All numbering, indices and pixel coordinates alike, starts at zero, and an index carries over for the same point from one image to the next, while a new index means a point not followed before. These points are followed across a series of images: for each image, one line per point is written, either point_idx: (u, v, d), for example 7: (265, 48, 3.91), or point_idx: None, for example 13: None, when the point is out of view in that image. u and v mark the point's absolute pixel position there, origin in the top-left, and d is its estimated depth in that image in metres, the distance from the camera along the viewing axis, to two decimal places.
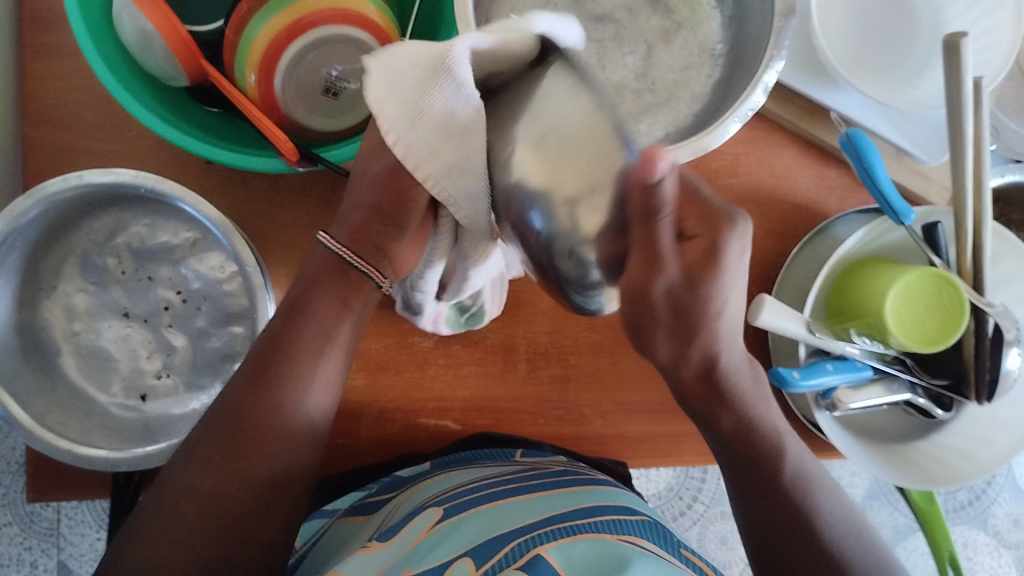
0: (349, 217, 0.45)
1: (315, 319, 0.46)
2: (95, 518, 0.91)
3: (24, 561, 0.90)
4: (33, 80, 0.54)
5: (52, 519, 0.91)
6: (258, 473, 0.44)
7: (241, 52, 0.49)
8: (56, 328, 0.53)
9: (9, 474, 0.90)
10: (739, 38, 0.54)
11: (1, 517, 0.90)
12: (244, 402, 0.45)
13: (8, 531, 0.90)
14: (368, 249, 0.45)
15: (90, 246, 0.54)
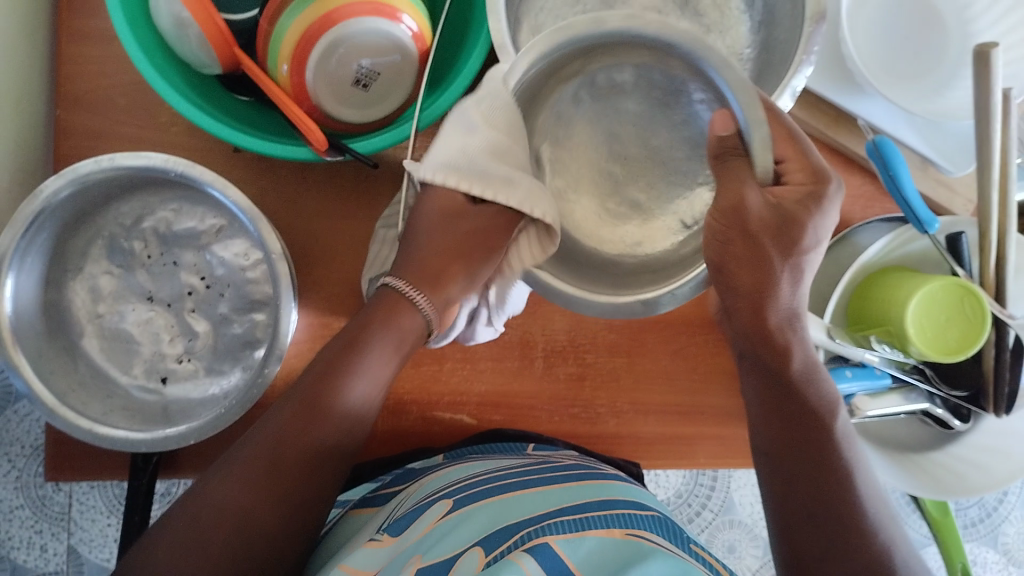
0: (409, 256, 0.48)
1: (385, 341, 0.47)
2: (106, 504, 0.92)
3: (35, 544, 0.91)
4: (66, 64, 0.54)
5: (64, 504, 0.91)
6: (314, 456, 0.44)
7: (273, 43, 0.49)
8: (81, 309, 0.54)
9: (22, 457, 0.90)
10: (769, 43, 0.54)
11: (13, 499, 0.91)
12: (315, 393, 0.45)
13: (20, 514, 0.91)
14: (435, 282, 0.47)
15: (118, 230, 0.54)
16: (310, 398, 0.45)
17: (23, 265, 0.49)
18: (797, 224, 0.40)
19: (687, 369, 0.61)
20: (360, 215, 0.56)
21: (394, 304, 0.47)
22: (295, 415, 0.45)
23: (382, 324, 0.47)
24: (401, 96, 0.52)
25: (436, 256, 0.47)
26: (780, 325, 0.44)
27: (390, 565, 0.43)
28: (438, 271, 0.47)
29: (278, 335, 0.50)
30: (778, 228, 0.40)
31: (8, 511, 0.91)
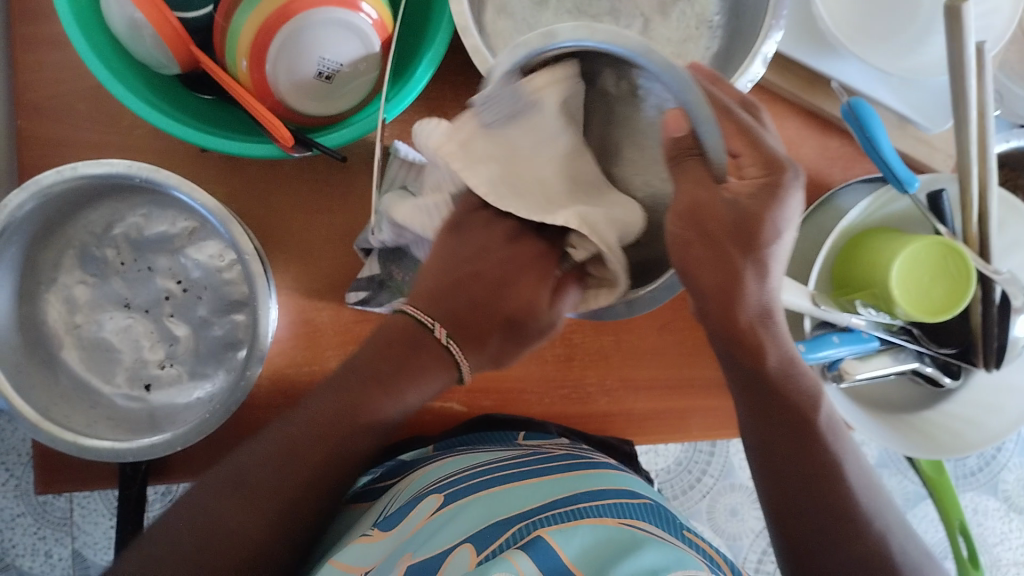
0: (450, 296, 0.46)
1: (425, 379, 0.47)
2: (107, 506, 0.92)
3: (39, 551, 0.91)
4: (23, 72, 0.53)
5: (65, 509, 0.92)
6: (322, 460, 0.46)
7: (231, 40, 0.48)
8: (58, 321, 0.53)
9: (20, 465, 0.90)
10: (739, 9, 0.53)
11: (14, 507, 0.91)
12: (334, 410, 0.47)
13: (21, 522, 0.91)
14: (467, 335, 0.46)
15: (89, 238, 0.54)
16: (336, 418, 0.47)
17: None
18: (754, 221, 0.39)
19: (674, 343, 0.60)
20: (335, 209, 0.56)
21: (436, 354, 0.46)
22: (313, 432, 0.46)
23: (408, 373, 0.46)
24: (367, 86, 0.51)
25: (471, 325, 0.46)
26: (749, 316, 0.42)
27: (383, 562, 0.44)
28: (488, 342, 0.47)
29: (257, 336, 0.49)
30: (737, 232, 0.39)
31: (10, 520, 0.91)
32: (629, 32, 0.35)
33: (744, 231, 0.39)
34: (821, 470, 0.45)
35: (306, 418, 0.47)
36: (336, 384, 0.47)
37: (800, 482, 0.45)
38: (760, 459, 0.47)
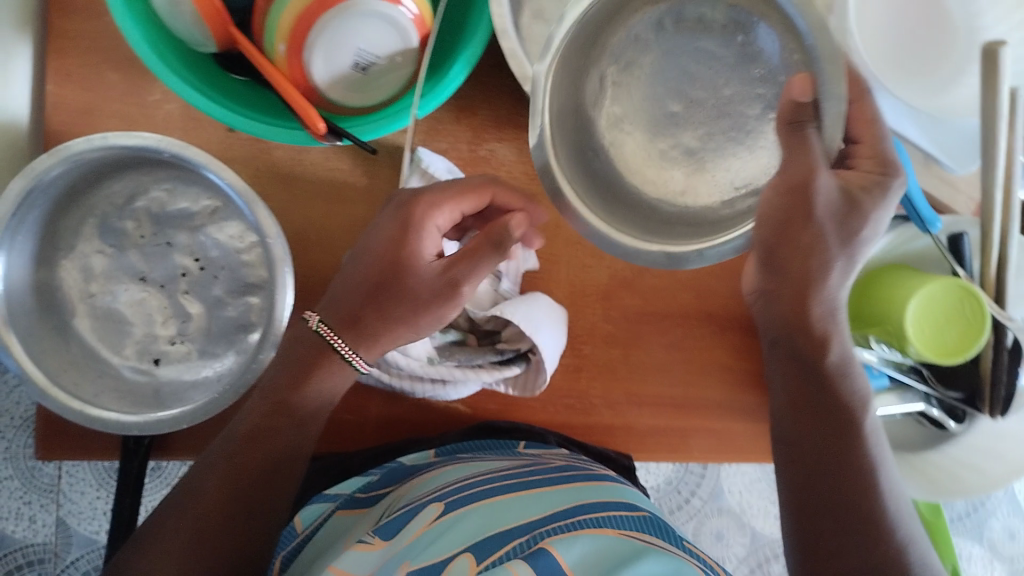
0: (343, 298, 0.47)
1: (319, 374, 0.47)
2: (96, 477, 0.92)
3: (24, 515, 0.91)
4: (57, 36, 0.53)
5: (53, 476, 0.92)
6: (259, 475, 0.46)
7: (271, 21, 0.48)
8: (72, 288, 0.53)
9: (11, 429, 0.90)
10: None
11: (3, 470, 0.90)
12: (256, 424, 0.46)
13: (9, 485, 0.91)
14: (358, 329, 0.47)
15: (110, 208, 0.53)
16: (261, 437, 0.46)
17: (13, 243, 0.48)
18: (859, 212, 0.43)
19: (683, 361, 0.60)
20: (357, 202, 0.56)
21: (320, 346, 0.47)
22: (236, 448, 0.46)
23: (319, 368, 0.47)
24: (401, 80, 0.51)
25: (356, 304, 0.47)
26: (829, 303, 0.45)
27: (383, 568, 0.43)
28: (366, 300, 0.46)
29: (272, 320, 0.49)
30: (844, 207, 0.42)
31: None
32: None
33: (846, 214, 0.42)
34: (845, 485, 0.46)
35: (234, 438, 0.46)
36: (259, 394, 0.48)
37: (816, 501, 0.47)
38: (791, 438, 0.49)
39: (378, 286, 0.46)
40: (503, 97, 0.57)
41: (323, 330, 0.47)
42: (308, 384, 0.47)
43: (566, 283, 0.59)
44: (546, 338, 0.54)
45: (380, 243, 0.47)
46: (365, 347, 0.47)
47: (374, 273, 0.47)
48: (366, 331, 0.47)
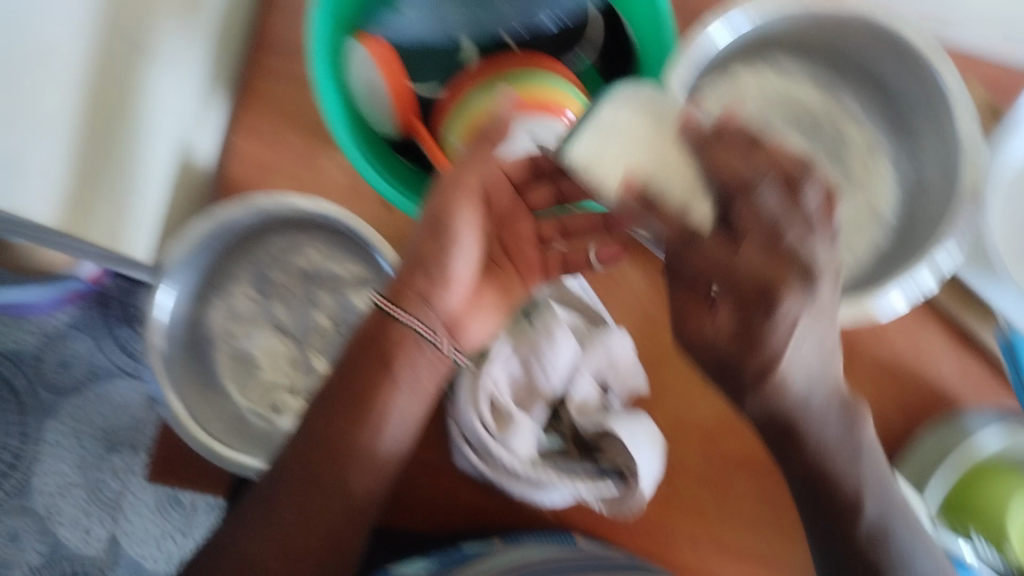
0: (399, 277, 0.48)
1: (368, 365, 0.48)
2: (155, 501, 1.03)
3: (80, 524, 1.02)
4: (253, 97, 0.57)
5: (115, 492, 1.03)
6: (320, 485, 0.47)
7: (454, 119, 0.52)
8: (217, 326, 0.57)
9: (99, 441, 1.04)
10: (914, 212, 0.56)
11: (72, 477, 1.03)
12: (294, 458, 0.48)
13: (74, 492, 1.02)
14: (410, 295, 0.47)
15: (266, 258, 0.57)
16: (301, 477, 0.48)
17: (180, 276, 0.52)
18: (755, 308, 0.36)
19: (772, 514, 0.60)
20: None
21: (383, 321, 0.48)
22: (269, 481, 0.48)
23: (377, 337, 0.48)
24: None
25: (416, 247, 0.48)
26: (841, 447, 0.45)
27: None
28: (409, 284, 0.47)
29: None
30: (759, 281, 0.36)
31: (65, 486, 1.02)
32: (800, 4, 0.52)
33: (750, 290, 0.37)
34: None
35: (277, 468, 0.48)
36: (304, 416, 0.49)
37: None
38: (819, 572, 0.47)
39: (429, 234, 0.47)
40: None
41: (384, 303, 0.48)
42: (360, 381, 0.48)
43: (670, 411, 0.61)
44: (647, 462, 0.55)
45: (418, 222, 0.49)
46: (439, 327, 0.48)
47: (424, 246, 0.47)
48: (415, 284, 0.47)
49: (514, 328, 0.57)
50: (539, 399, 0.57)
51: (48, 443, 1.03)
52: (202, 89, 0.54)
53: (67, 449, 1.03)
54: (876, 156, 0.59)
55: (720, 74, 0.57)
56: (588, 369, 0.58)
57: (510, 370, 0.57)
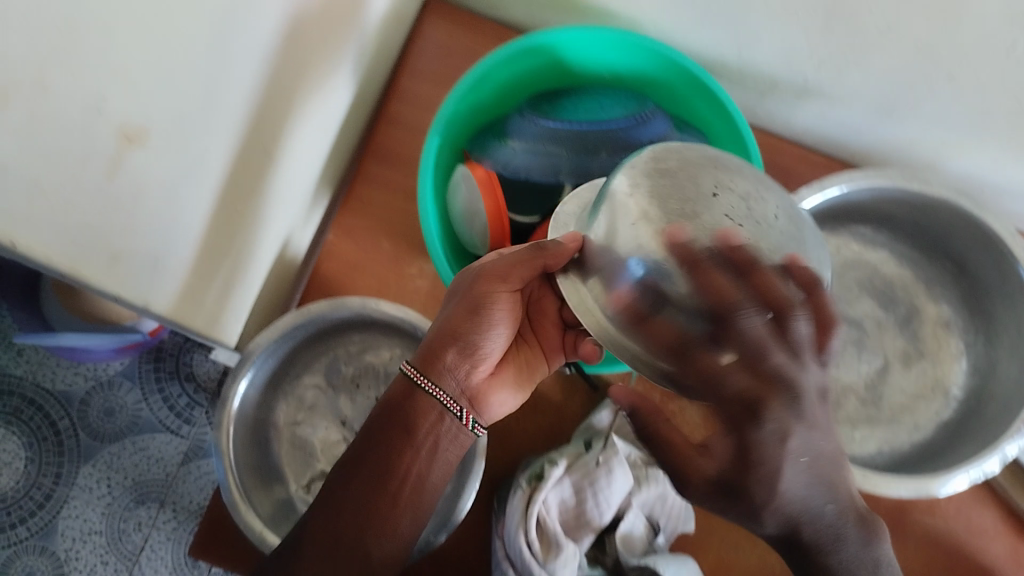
0: (428, 345, 0.46)
1: (404, 428, 0.44)
2: (173, 560, 0.95)
3: (94, 574, 0.93)
4: (353, 199, 0.61)
5: (136, 545, 0.95)
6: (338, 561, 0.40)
7: None
8: (283, 412, 0.58)
9: (120, 488, 0.96)
10: (980, 393, 0.59)
11: (94, 524, 0.94)
12: (314, 534, 0.41)
13: (94, 540, 0.94)
14: (439, 367, 0.45)
15: (342, 354, 0.60)
16: (316, 553, 0.41)
17: (263, 363, 0.54)
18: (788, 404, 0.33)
19: None
20: (550, 414, 0.60)
21: (406, 388, 0.45)
22: (283, 553, 0.41)
23: (404, 406, 0.44)
24: None
25: (444, 324, 0.46)
26: None
27: None
28: (437, 353, 0.45)
29: (454, 511, 0.52)
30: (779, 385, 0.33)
31: (86, 534, 0.94)
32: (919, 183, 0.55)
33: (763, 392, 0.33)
34: None
35: (288, 545, 0.41)
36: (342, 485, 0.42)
37: None
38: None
39: (467, 307, 0.46)
40: None
41: (412, 372, 0.45)
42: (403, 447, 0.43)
43: (714, 556, 0.60)
44: None
45: (466, 275, 0.48)
46: (462, 399, 0.46)
47: (455, 320, 0.46)
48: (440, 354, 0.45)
49: (572, 455, 0.57)
50: (588, 530, 0.55)
51: (79, 488, 0.95)
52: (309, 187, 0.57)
53: (96, 496, 0.95)
54: (946, 331, 0.62)
55: None
56: (639, 504, 0.57)
57: (562, 494, 0.56)
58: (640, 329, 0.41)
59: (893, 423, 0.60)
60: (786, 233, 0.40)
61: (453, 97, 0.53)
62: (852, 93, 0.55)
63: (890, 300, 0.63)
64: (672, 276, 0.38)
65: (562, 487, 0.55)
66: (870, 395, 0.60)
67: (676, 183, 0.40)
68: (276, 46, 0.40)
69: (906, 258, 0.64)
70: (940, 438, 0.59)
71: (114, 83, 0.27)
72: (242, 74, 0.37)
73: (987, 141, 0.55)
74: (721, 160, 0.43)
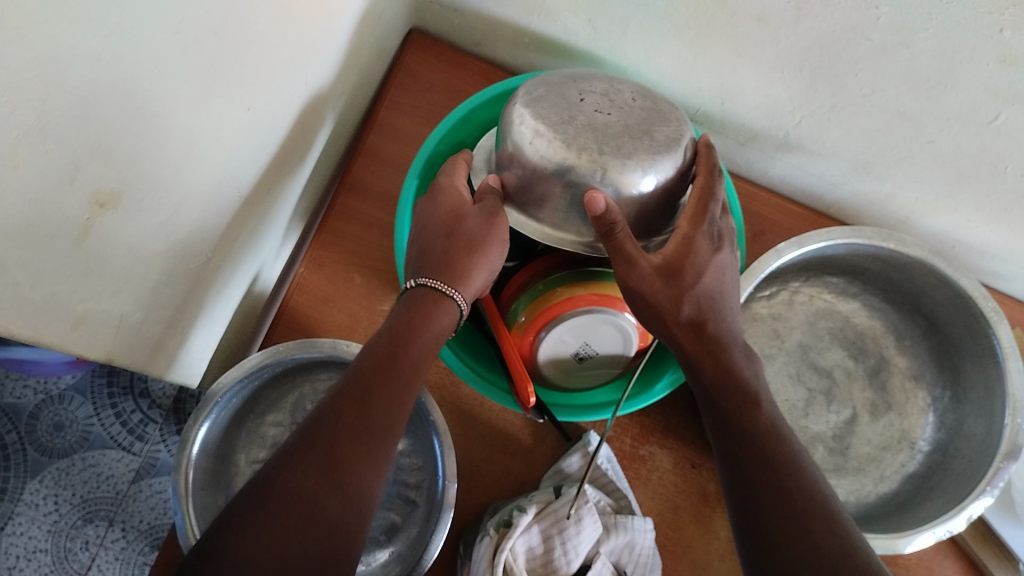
0: (433, 258, 0.46)
1: (418, 324, 0.42)
2: None
3: None
4: (328, 232, 0.60)
5: (83, 564, 0.88)
6: (369, 417, 0.38)
7: (523, 298, 0.54)
8: (245, 451, 0.56)
9: (68, 504, 0.89)
10: (945, 449, 0.60)
11: (40, 542, 0.88)
12: (335, 410, 0.37)
13: (39, 558, 0.88)
14: (459, 275, 0.45)
15: (309, 391, 0.58)
16: (340, 433, 0.36)
17: (227, 403, 0.52)
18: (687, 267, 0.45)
19: None
20: (517, 455, 0.60)
21: (432, 295, 0.44)
22: (297, 446, 0.36)
23: (422, 312, 0.43)
24: (607, 374, 0.58)
25: (445, 237, 0.46)
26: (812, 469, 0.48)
27: None
28: (452, 262, 0.45)
29: (421, 560, 0.50)
30: (665, 270, 0.45)
31: (31, 551, 0.87)
32: (884, 240, 0.57)
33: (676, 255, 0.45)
34: None
35: (305, 436, 0.36)
36: (354, 367, 0.40)
37: None
38: (747, 553, 0.39)
39: (466, 218, 0.47)
40: (683, 421, 0.63)
41: (436, 282, 0.44)
42: (413, 339, 0.42)
43: None
44: None
45: (443, 213, 0.47)
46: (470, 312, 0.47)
47: (463, 229, 0.46)
48: (457, 262, 0.45)
49: (542, 501, 0.55)
50: None
51: (24, 504, 0.88)
52: (284, 221, 0.57)
53: (43, 513, 0.88)
54: (915, 384, 0.63)
55: (777, 288, 0.64)
56: (608, 553, 0.54)
57: (530, 542, 0.53)
58: (570, 214, 0.47)
59: (859, 473, 0.60)
60: (646, 109, 0.47)
61: (434, 136, 0.57)
62: (831, 151, 0.58)
63: (862, 348, 0.64)
64: (582, 171, 0.44)
65: (530, 534, 0.53)
66: (837, 444, 0.61)
67: (548, 102, 0.46)
68: (269, 94, 0.41)
69: (878, 312, 0.65)
70: (905, 490, 0.59)
71: (90, 152, 0.28)
72: (228, 121, 0.37)
73: (960, 202, 0.58)
74: (577, 73, 0.49)
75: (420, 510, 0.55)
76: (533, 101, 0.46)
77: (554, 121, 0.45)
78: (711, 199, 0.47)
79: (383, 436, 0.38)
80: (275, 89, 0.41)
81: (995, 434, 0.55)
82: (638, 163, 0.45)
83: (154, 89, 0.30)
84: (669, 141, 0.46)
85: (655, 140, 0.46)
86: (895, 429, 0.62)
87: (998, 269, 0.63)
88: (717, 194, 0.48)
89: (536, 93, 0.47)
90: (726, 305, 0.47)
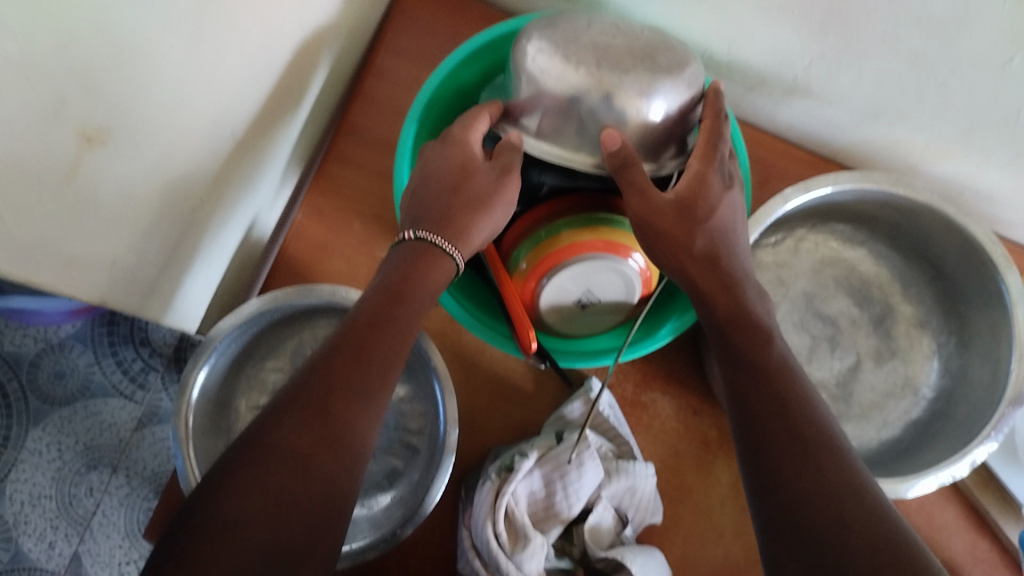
0: (433, 210, 0.45)
1: (414, 276, 0.42)
2: (125, 526, 0.89)
3: (44, 539, 0.88)
4: (326, 179, 0.59)
5: (88, 510, 0.89)
6: (366, 370, 0.38)
7: (525, 243, 0.53)
8: (245, 397, 0.56)
9: (72, 452, 0.89)
10: (949, 395, 0.60)
11: (44, 488, 0.88)
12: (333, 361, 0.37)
13: (44, 504, 0.88)
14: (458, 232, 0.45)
15: (310, 339, 0.57)
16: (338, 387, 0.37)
17: (225, 349, 0.52)
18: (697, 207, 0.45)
19: None
20: (519, 403, 0.60)
21: (431, 252, 0.43)
22: (294, 397, 0.36)
23: (419, 266, 0.43)
24: (610, 321, 0.57)
25: (449, 189, 0.45)
26: None
27: None
28: (453, 219, 0.45)
29: (423, 504, 0.50)
30: (679, 207, 0.44)
31: (36, 497, 0.88)
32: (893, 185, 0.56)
33: (690, 189, 0.45)
34: None
35: (302, 386, 0.37)
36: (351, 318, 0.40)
37: None
38: (753, 497, 0.39)
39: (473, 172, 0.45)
40: (687, 368, 0.63)
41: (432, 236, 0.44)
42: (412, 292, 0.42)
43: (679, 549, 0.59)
44: None
45: (446, 159, 0.46)
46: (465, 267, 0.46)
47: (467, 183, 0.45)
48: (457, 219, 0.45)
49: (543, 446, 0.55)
50: (556, 523, 0.53)
51: (28, 451, 0.88)
52: (280, 166, 0.56)
53: (46, 460, 0.89)
54: (920, 331, 0.63)
55: (783, 235, 0.63)
56: (609, 497, 0.55)
57: (531, 486, 0.54)
58: (580, 147, 0.46)
59: (862, 419, 0.60)
60: (656, 40, 0.46)
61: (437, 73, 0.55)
62: (838, 94, 0.57)
63: (867, 296, 0.64)
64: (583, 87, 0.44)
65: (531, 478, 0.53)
66: (841, 391, 0.61)
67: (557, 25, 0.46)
68: (264, 32, 0.39)
69: (884, 259, 0.64)
70: (908, 436, 0.59)
71: (77, 86, 0.27)
72: (220, 60, 0.36)
73: (970, 147, 0.56)
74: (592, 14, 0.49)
75: (421, 456, 0.55)
76: (542, 27, 0.46)
77: (561, 40, 0.45)
78: (719, 140, 0.46)
79: (379, 389, 0.38)
80: (269, 27, 0.40)
81: (1001, 380, 0.55)
82: (639, 81, 0.44)
83: (141, 21, 0.29)
84: (672, 66, 0.45)
85: (660, 64, 0.45)
86: (899, 376, 0.62)
87: (1007, 216, 0.62)
88: (726, 138, 0.46)
89: (547, 21, 0.47)
90: (733, 251, 0.46)
